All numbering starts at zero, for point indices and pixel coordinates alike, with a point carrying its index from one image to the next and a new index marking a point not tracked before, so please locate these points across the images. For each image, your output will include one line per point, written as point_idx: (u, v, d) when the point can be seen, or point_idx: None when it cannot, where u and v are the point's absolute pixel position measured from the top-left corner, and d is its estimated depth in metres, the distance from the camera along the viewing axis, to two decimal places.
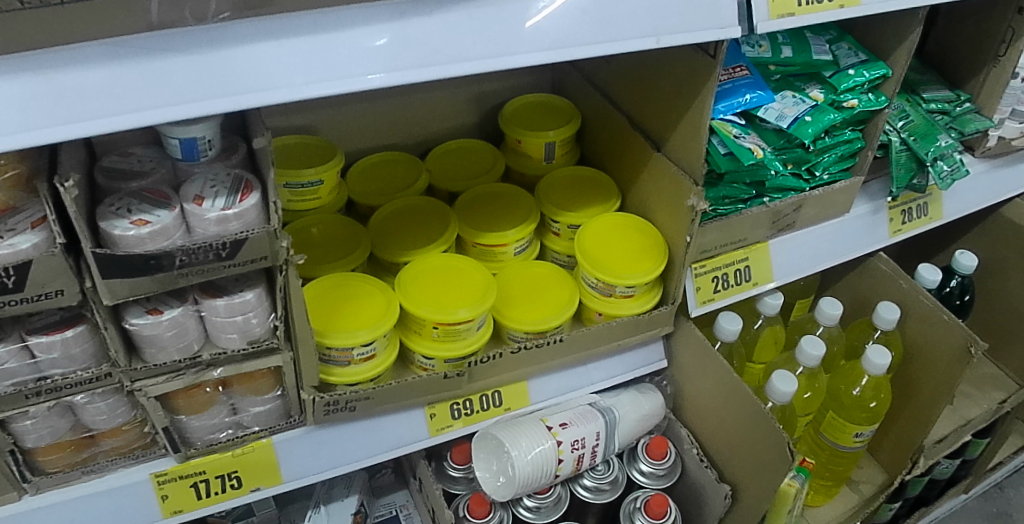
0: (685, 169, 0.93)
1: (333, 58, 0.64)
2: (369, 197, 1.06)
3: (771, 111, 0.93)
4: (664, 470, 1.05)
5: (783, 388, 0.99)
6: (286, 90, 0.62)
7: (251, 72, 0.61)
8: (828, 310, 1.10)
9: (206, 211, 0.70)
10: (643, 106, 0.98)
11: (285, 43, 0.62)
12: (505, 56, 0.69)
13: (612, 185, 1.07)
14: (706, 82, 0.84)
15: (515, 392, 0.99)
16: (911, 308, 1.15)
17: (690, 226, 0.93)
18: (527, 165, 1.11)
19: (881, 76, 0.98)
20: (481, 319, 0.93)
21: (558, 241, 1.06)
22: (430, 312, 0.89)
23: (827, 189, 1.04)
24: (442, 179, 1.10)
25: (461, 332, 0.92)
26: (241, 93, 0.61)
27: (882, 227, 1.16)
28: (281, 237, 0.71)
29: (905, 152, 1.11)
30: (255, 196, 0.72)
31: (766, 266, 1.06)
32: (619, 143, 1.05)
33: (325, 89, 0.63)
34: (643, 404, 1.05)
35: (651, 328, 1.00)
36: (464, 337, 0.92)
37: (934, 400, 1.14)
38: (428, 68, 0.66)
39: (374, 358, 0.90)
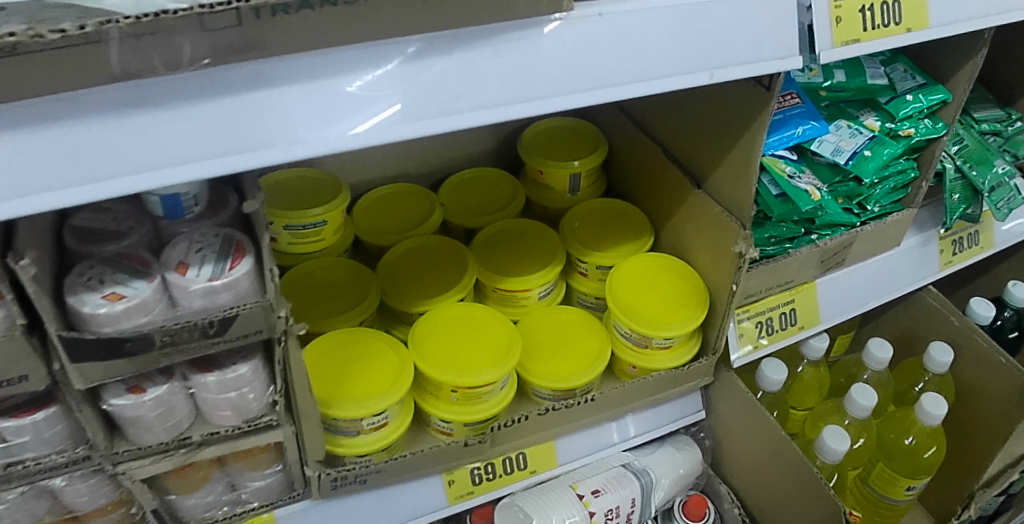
0: (730, 209, 0.84)
1: (336, 110, 0.53)
2: (379, 236, 0.97)
3: (826, 144, 0.84)
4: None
5: (835, 447, 0.91)
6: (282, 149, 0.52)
7: (239, 128, 0.51)
8: (877, 354, 1.01)
9: (191, 281, 0.61)
10: (683, 137, 0.89)
11: (279, 92, 0.52)
12: (537, 101, 0.59)
13: (645, 222, 0.99)
14: (761, 116, 0.75)
15: (541, 453, 0.90)
16: (964, 346, 1.06)
17: (737, 273, 0.85)
18: (550, 197, 1.02)
19: (941, 101, 0.88)
20: (505, 379, 0.84)
21: (586, 282, 0.98)
22: (448, 375, 0.80)
23: (880, 224, 0.95)
24: (458, 214, 1.01)
25: (482, 395, 0.83)
26: (227, 154, 0.51)
27: (932, 260, 1.07)
28: (279, 308, 0.61)
29: (960, 180, 1.02)
30: (247, 261, 0.63)
31: (813, 309, 0.98)
32: (653, 175, 0.96)
33: (329, 146, 0.53)
34: (681, 463, 0.97)
35: (690, 380, 0.92)
36: (486, 399, 0.84)
37: (989, 446, 1.05)
38: (447, 117, 0.57)
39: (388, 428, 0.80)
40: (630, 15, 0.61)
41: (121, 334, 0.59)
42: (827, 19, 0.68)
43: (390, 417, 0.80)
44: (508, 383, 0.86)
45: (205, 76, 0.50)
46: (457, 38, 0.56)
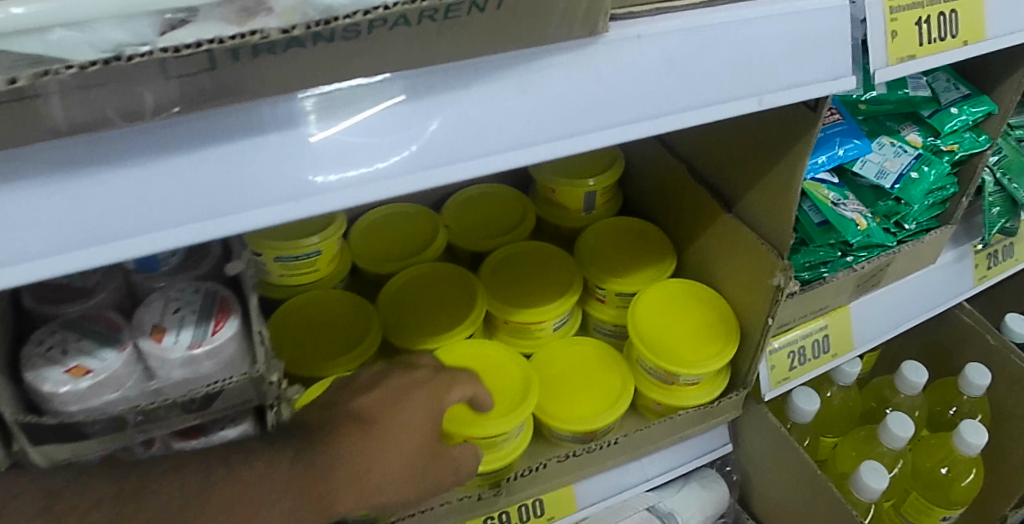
0: (767, 236, 0.77)
1: (336, 159, 0.46)
2: (379, 264, 0.89)
3: (869, 164, 0.78)
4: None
5: (874, 485, 0.84)
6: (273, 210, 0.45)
7: (219, 188, 0.44)
8: (911, 378, 0.95)
9: (169, 350, 0.53)
10: (713, 156, 0.82)
11: (263, 142, 0.44)
12: (569, 138, 0.51)
13: (667, 243, 0.92)
14: (805, 138, 0.67)
15: (559, 498, 0.83)
16: (1001, 368, 1.00)
17: (773, 306, 0.78)
18: (562, 216, 0.95)
19: (986, 113, 0.81)
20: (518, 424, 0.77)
21: (604, 309, 0.91)
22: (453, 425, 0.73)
23: (919, 243, 0.89)
24: (464, 237, 0.93)
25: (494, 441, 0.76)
26: (207, 219, 0.44)
27: (967, 276, 1.01)
28: (270, 376, 0.54)
29: (998, 193, 0.96)
30: (232, 323, 0.55)
31: (847, 334, 0.91)
32: (677, 194, 0.89)
33: (327, 203, 0.46)
34: (706, 504, 0.92)
35: (719, 416, 0.86)
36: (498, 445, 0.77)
37: None
38: (466, 162, 0.49)
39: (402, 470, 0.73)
40: (670, 37, 0.53)
41: (88, 415, 0.51)
42: (882, 34, 0.61)
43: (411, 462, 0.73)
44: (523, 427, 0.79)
45: (178, 127, 0.42)
46: (475, 71, 0.48)
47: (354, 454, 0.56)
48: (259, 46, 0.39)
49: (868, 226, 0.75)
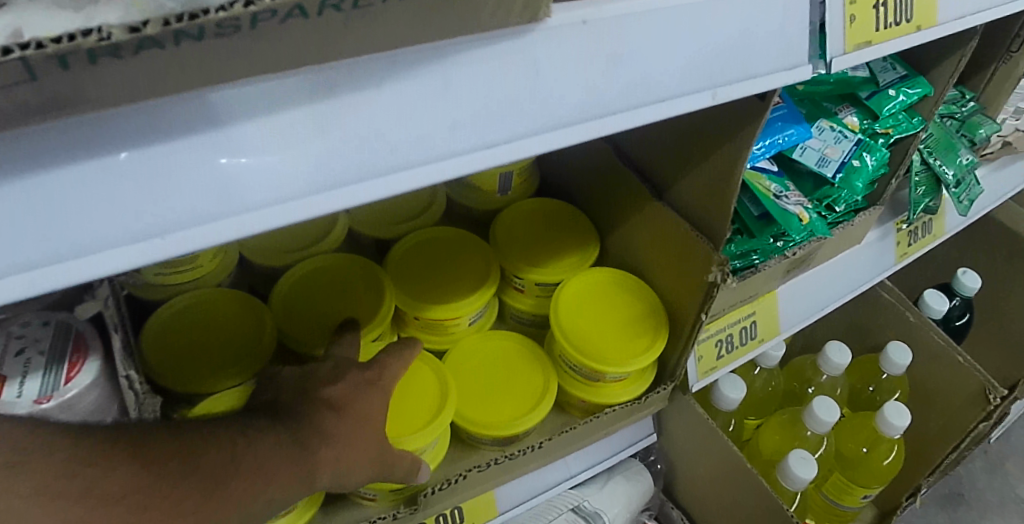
0: (701, 227, 0.71)
1: (211, 180, 0.36)
2: (272, 257, 0.78)
3: (809, 151, 0.73)
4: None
5: (804, 475, 0.84)
6: (129, 249, 0.35)
7: (55, 223, 0.34)
8: (836, 359, 0.95)
9: (10, 406, 0.43)
10: (644, 138, 0.75)
11: (113, 165, 0.34)
12: (509, 144, 0.43)
13: (590, 227, 0.85)
14: (749, 127, 0.61)
15: (479, 505, 0.77)
16: (918, 344, 1.01)
17: (706, 301, 0.73)
18: (476, 198, 0.86)
19: (921, 95, 0.78)
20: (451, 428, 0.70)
21: (523, 299, 0.84)
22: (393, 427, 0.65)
23: (848, 226, 0.86)
24: (368, 224, 0.83)
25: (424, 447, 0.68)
26: (38, 265, 0.33)
27: (889, 253, 1.00)
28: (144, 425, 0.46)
29: (925, 172, 0.94)
30: (92, 367, 0.46)
31: (774, 319, 0.88)
32: (600, 176, 0.82)
33: (202, 236, 0.36)
34: (633, 498, 0.88)
35: (646, 410, 0.82)
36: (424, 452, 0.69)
37: (940, 443, 1.02)
38: (387, 177, 0.40)
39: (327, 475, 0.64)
40: (617, 22, 0.45)
41: None
42: (841, 19, 0.56)
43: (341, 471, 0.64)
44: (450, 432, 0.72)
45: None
46: (388, 65, 0.39)
47: (282, 487, 0.48)
48: (97, 50, 0.29)
49: (810, 220, 0.69)
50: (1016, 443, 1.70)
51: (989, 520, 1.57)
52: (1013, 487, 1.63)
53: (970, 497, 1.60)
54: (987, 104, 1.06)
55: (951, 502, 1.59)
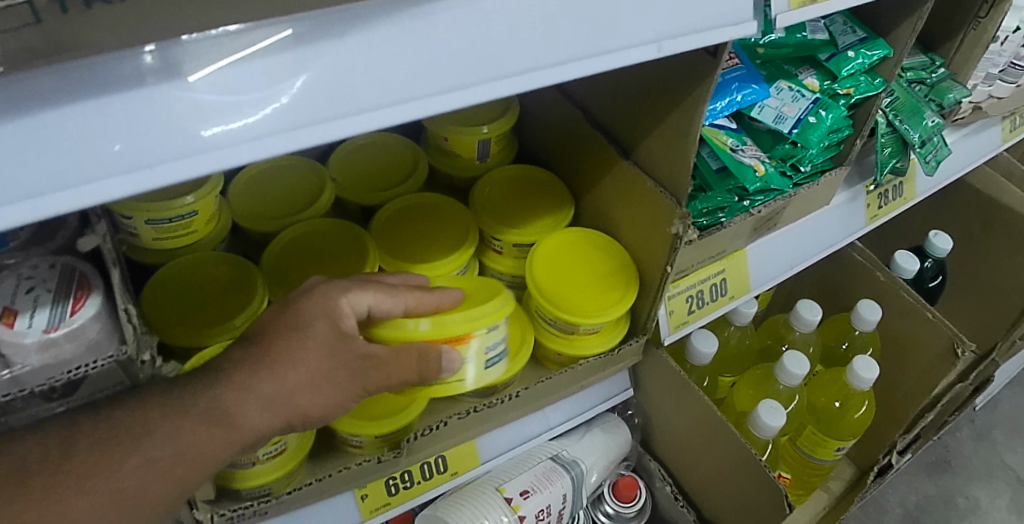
0: (663, 185, 0.76)
1: (191, 118, 0.40)
2: (263, 223, 0.83)
3: (767, 110, 0.77)
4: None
5: (772, 423, 0.88)
6: (122, 179, 0.39)
7: (58, 154, 0.38)
8: (806, 316, 0.99)
9: (21, 336, 0.47)
10: (609, 101, 0.79)
11: (108, 104, 0.39)
12: (463, 90, 0.47)
13: (564, 190, 0.89)
14: (703, 85, 0.65)
15: (462, 454, 0.82)
16: (889, 303, 1.04)
17: (670, 254, 0.77)
18: (456, 165, 0.90)
19: (880, 57, 0.81)
20: (486, 327, 0.64)
21: (501, 260, 0.88)
22: (395, 328, 0.60)
23: (813, 186, 0.90)
24: (353, 191, 0.87)
25: (465, 351, 0.63)
26: (44, 193, 0.38)
27: (858, 216, 1.03)
28: (142, 356, 0.50)
29: (891, 134, 0.98)
30: (93, 302, 0.50)
31: (743, 277, 0.92)
32: (571, 142, 0.86)
33: (188, 169, 0.40)
34: (611, 448, 0.92)
35: (619, 363, 0.86)
36: (472, 360, 0.65)
37: (914, 397, 1.06)
38: (350, 118, 0.44)
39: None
40: None
41: None
42: None
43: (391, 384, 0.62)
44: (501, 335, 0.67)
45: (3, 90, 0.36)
46: (350, 17, 0.44)
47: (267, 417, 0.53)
48: None
49: (765, 171, 0.72)
50: (1003, 412, 1.74)
51: (975, 486, 1.62)
52: (1000, 454, 1.67)
53: (957, 464, 1.64)
54: (956, 70, 1.09)
55: (938, 468, 1.63)
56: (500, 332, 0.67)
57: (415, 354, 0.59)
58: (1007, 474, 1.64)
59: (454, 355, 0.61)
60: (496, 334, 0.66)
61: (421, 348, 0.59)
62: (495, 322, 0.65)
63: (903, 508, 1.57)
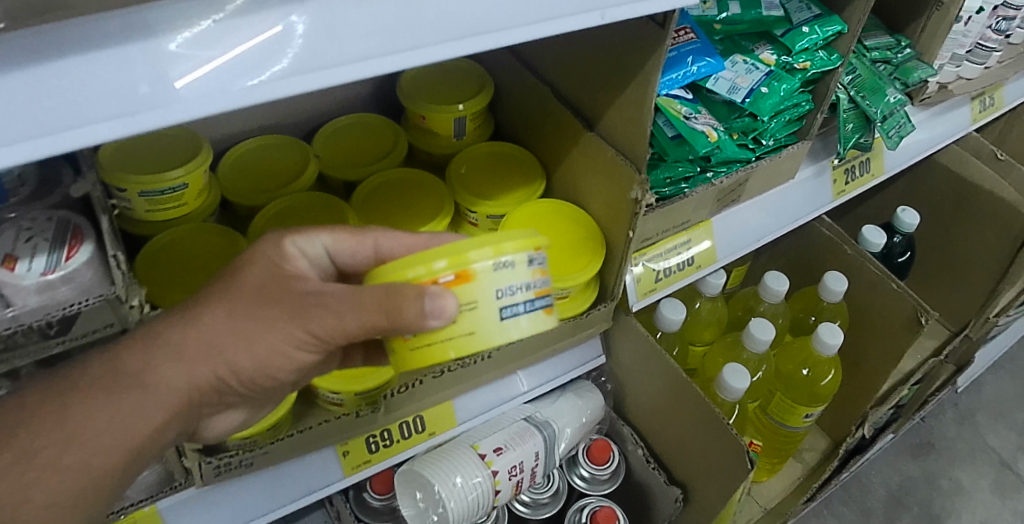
0: (625, 153, 0.80)
1: (169, 69, 0.42)
2: (250, 197, 0.87)
3: (721, 81, 0.80)
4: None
5: (737, 385, 0.92)
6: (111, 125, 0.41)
7: (49, 102, 0.39)
8: (773, 287, 1.03)
9: (21, 278, 0.53)
10: (574, 77, 0.83)
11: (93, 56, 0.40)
12: (433, 47, 0.49)
13: (536, 165, 0.94)
14: (652, 56, 0.70)
15: (438, 414, 0.86)
16: (856, 275, 1.08)
17: (633, 220, 0.81)
18: (434, 143, 0.95)
19: (835, 32, 0.85)
20: (490, 264, 0.53)
21: (476, 231, 0.92)
22: (386, 268, 0.55)
23: (774, 158, 0.94)
24: (335, 167, 0.92)
25: (467, 294, 0.53)
26: (36, 137, 0.39)
27: (825, 191, 1.07)
28: (129, 297, 0.55)
29: (853, 110, 1.02)
30: (87, 248, 0.55)
31: (710, 247, 0.96)
32: (541, 118, 0.90)
33: (167, 118, 0.42)
34: (583, 410, 0.96)
35: (589, 328, 0.90)
36: (480, 309, 0.53)
37: (882, 367, 1.10)
38: (314, 74, 0.46)
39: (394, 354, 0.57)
40: None
41: None
42: None
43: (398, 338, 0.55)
44: (527, 282, 0.55)
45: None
46: None
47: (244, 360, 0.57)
48: None
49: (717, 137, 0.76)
50: (986, 396, 1.78)
51: (958, 467, 1.66)
52: (982, 436, 1.71)
53: (940, 446, 1.68)
54: (922, 51, 1.13)
55: (921, 450, 1.67)
56: (524, 278, 0.54)
57: (388, 294, 0.52)
58: (989, 456, 1.68)
59: (439, 296, 0.51)
60: (514, 278, 0.54)
61: (399, 285, 0.52)
62: (508, 261, 0.53)
63: (886, 489, 1.61)
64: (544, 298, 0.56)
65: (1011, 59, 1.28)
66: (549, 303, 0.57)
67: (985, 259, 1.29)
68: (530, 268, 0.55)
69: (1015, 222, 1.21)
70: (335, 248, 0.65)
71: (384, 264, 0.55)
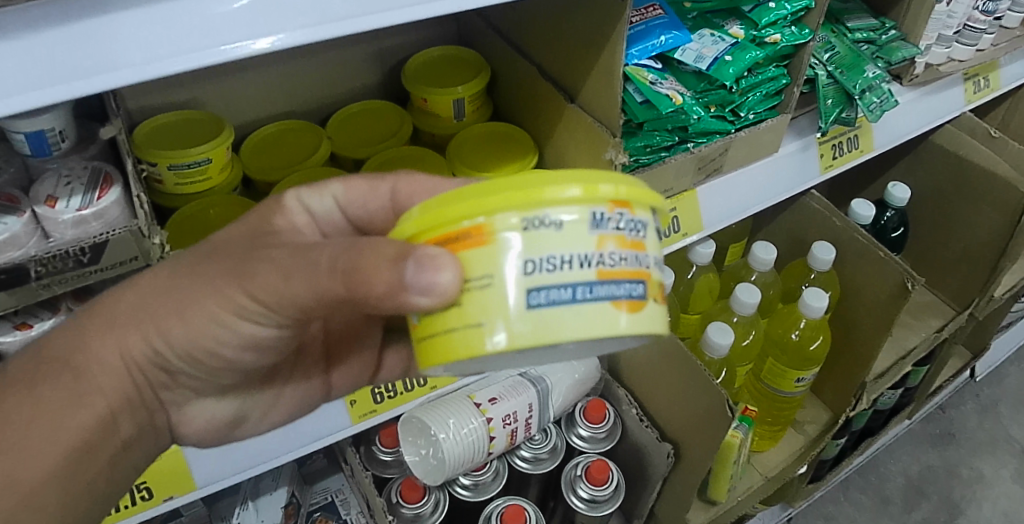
0: (602, 121, 0.86)
1: (178, 21, 0.50)
2: (267, 173, 0.96)
3: (689, 52, 0.89)
4: (605, 496, 0.99)
5: (720, 340, 0.97)
6: (127, 72, 0.48)
7: (81, 52, 0.47)
8: (761, 255, 1.08)
9: (60, 213, 0.62)
10: (552, 52, 0.90)
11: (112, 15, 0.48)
12: (398, 10, 0.56)
13: (529, 140, 1.00)
14: (617, 26, 0.77)
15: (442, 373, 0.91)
16: (846, 245, 1.11)
17: None
18: (436, 124, 1.03)
19: (804, 7, 0.93)
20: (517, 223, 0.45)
21: None
22: (420, 222, 0.49)
23: (754, 129, 0.99)
24: (345, 146, 1.01)
25: (482, 262, 0.45)
26: (71, 80, 0.47)
27: (812, 165, 1.12)
28: (149, 231, 0.64)
29: (833, 86, 1.07)
30: (115, 191, 0.64)
31: (695, 215, 1.02)
32: (530, 96, 0.98)
33: (178, 66, 0.50)
34: (576, 369, 1.01)
35: None
36: (497, 285, 0.45)
37: (875, 336, 1.12)
38: (297, 31, 0.53)
39: (417, 343, 0.50)
40: None
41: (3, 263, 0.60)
42: None
43: (418, 320, 0.49)
44: (575, 256, 0.45)
45: (44, 7, 0.46)
46: None
47: None
48: None
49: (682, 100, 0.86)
50: (1007, 387, 1.77)
51: (979, 457, 1.65)
52: (1004, 427, 1.70)
53: (961, 436, 1.68)
54: (907, 31, 1.16)
55: (942, 440, 1.67)
56: (571, 250, 0.45)
57: (362, 256, 0.47)
58: (1011, 446, 1.66)
59: (434, 259, 0.45)
60: (553, 248, 0.45)
61: (398, 242, 0.47)
62: (549, 221, 0.45)
63: (905, 478, 1.61)
64: (608, 285, 0.45)
65: (1004, 41, 1.30)
66: (618, 294, 0.45)
67: (985, 238, 1.30)
68: (588, 234, 0.45)
69: (1011, 198, 1.23)
70: (347, 196, 0.69)
71: (408, 217, 0.49)
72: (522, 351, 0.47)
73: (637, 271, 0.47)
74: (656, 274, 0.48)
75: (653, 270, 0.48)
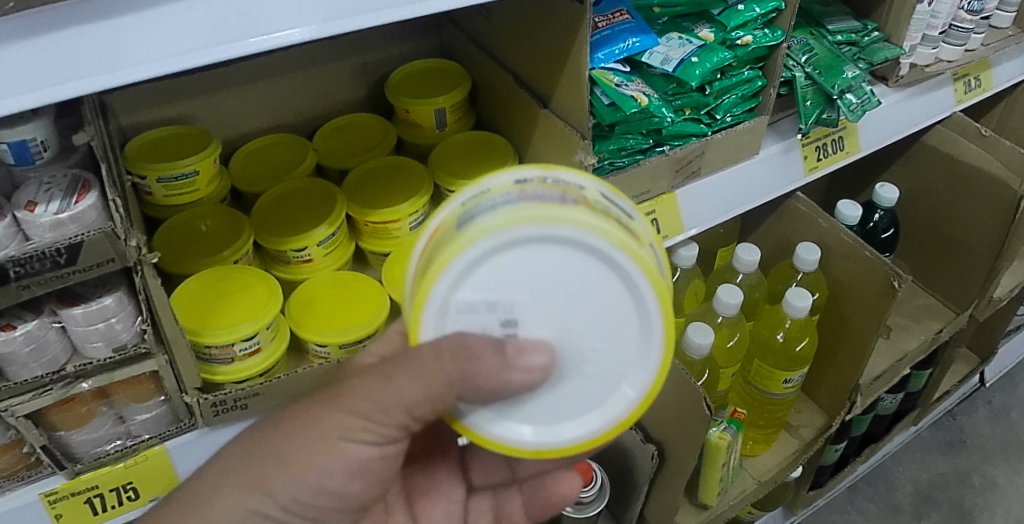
0: (572, 123, 0.87)
1: (138, 30, 0.52)
2: (254, 184, 0.99)
3: (657, 55, 0.91)
4: (589, 497, 0.99)
5: (700, 341, 0.97)
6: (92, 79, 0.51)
7: (45, 63, 0.50)
8: (745, 257, 1.08)
9: (39, 217, 0.65)
10: (523, 57, 0.93)
11: (75, 33, 0.50)
12: (348, 18, 0.59)
13: (507, 147, 1.02)
14: (580, 31, 0.78)
15: None
16: (832, 245, 1.11)
17: None
18: (419, 135, 1.06)
19: (774, 9, 0.95)
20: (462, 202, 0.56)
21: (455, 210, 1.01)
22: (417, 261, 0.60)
23: (730, 131, 0.99)
24: (330, 158, 1.04)
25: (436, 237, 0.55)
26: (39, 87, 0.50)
27: (796, 166, 1.11)
28: (123, 234, 0.66)
29: (811, 87, 1.08)
30: (92, 196, 0.68)
31: (676, 218, 0.99)
32: (507, 101, 1.00)
33: (139, 74, 0.53)
34: None
35: None
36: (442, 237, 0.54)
37: (865, 337, 1.10)
38: (254, 39, 0.56)
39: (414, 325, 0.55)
40: None
41: None
42: None
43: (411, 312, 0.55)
44: (501, 193, 0.54)
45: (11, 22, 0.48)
46: None
47: None
48: None
49: (646, 101, 0.88)
50: (1021, 392, 1.80)
51: (991, 464, 1.67)
52: (1018, 433, 1.72)
53: (972, 443, 1.70)
54: (890, 33, 1.16)
55: (952, 448, 1.70)
56: (497, 191, 0.54)
57: None
58: None
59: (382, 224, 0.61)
60: (484, 195, 0.54)
61: None
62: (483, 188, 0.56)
63: (914, 485, 1.63)
64: (530, 197, 0.53)
65: (994, 41, 1.29)
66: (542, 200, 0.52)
67: (981, 241, 1.30)
68: (514, 183, 0.55)
69: (1004, 198, 1.21)
70: None
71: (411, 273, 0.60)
72: (478, 279, 0.52)
73: (564, 193, 0.54)
74: (593, 203, 0.54)
75: (588, 199, 0.54)
